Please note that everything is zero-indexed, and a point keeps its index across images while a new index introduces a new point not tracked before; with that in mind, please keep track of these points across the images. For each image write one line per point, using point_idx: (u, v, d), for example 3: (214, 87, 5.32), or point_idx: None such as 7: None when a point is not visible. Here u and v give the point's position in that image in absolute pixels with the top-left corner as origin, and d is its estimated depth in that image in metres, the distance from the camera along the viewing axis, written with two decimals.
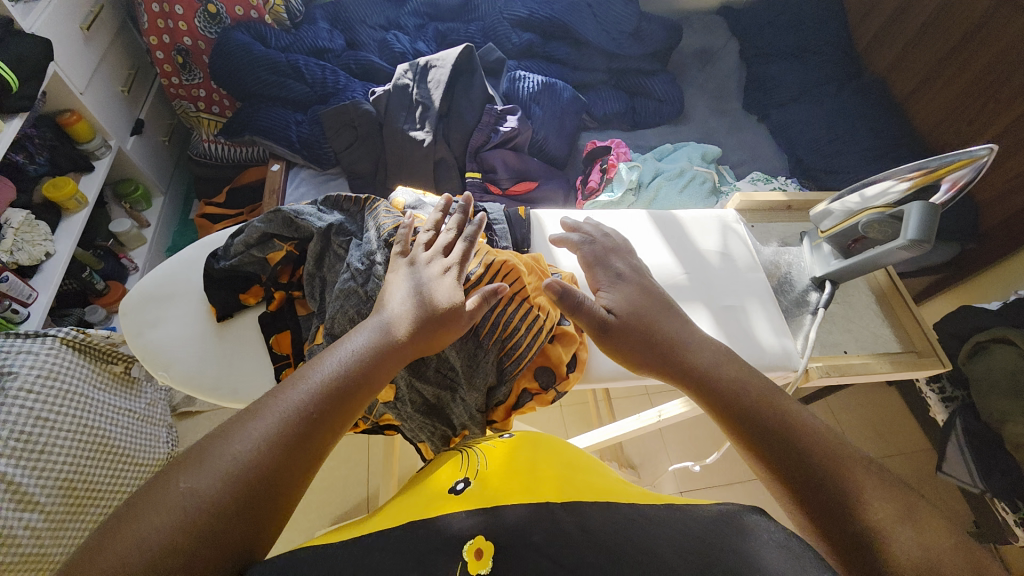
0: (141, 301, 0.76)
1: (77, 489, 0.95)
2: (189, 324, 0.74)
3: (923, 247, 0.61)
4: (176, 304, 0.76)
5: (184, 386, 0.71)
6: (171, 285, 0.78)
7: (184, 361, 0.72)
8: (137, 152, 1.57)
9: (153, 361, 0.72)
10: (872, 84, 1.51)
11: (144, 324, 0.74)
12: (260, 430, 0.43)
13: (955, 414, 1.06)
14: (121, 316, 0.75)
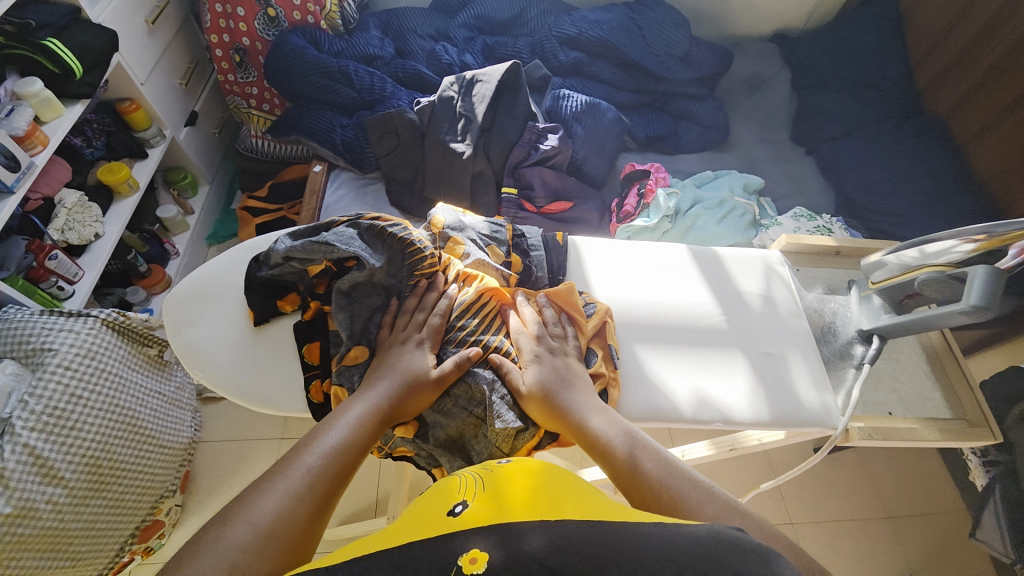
0: (182, 298, 0.77)
1: (102, 466, 0.98)
2: (226, 325, 0.75)
3: (984, 313, 0.59)
4: (217, 304, 0.77)
5: (217, 388, 0.73)
6: (213, 284, 0.79)
7: (218, 363, 0.73)
8: (189, 143, 1.63)
9: (189, 360, 0.74)
10: (931, 125, 1.44)
11: (183, 322, 0.76)
12: (277, 494, 0.50)
13: (995, 480, 0.97)
14: (162, 312, 0.77)
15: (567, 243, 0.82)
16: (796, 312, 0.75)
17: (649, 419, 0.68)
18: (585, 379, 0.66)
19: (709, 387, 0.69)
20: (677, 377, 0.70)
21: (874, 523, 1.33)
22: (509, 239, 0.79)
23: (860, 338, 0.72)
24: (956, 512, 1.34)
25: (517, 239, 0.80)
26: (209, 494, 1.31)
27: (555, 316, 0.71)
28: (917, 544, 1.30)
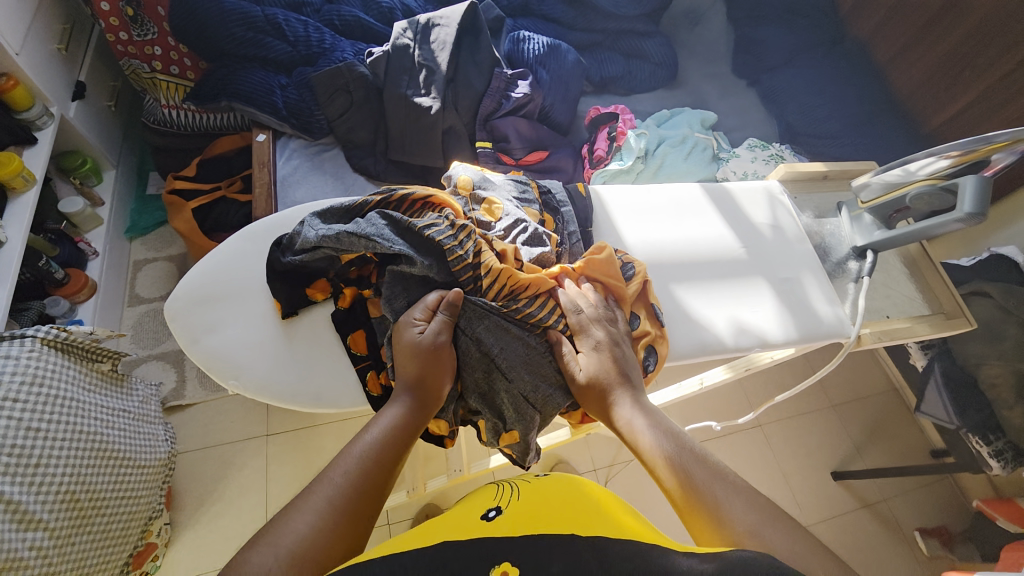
0: (189, 307, 0.73)
1: (81, 500, 0.87)
2: (250, 326, 0.72)
3: (977, 218, 0.65)
4: (232, 304, 0.74)
5: (256, 390, 0.70)
6: (222, 283, 0.75)
7: (251, 364, 0.71)
8: (82, 119, 1.37)
9: (218, 369, 0.71)
10: (854, 51, 1.56)
11: (199, 331, 0.72)
12: (312, 512, 0.50)
13: (932, 361, 1.11)
14: (170, 322, 0.72)
15: (590, 194, 0.83)
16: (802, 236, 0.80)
17: (697, 354, 0.72)
18: (637, 365, 0.67)
19: (744, 315, 0.74)
20: (715, 312, 0.74)
21: (826, 412, 1.53)
22: (537, 198, 0.79)
23: (854, 255, 0.80)
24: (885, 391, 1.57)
25: (545, 197, 0.80)
26: (199, 503, 1.22)
27: (604, 299, 0.71)
28: (859, 423, 1.53)
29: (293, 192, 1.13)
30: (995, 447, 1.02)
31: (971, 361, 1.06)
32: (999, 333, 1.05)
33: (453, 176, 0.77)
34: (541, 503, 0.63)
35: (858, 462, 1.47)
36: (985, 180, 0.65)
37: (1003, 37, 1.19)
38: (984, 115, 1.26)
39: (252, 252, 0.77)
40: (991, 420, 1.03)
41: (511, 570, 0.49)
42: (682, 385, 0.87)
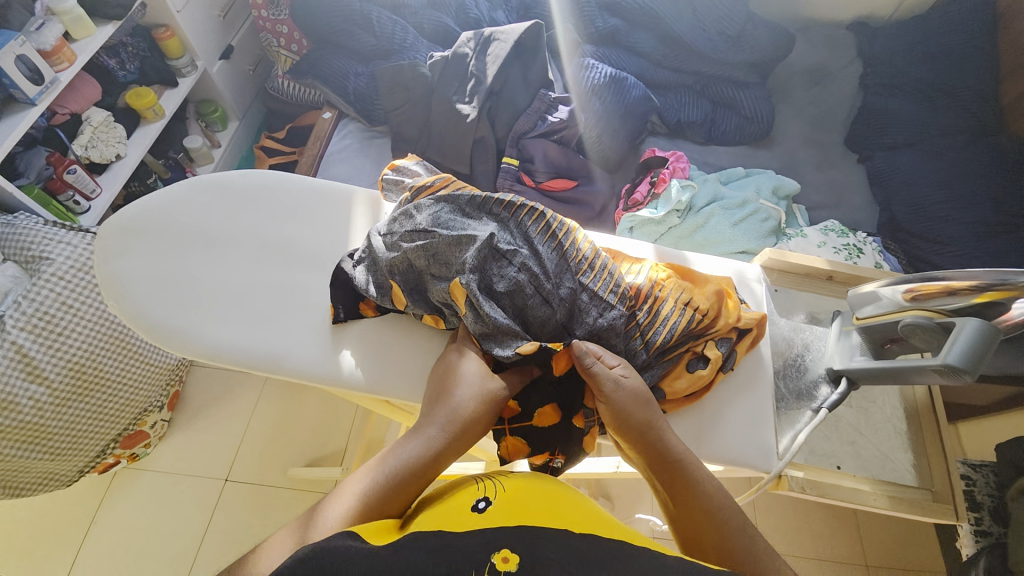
0: (115, 227, 0.63)
1: (85, 374, 1.04)
2: (190, 271, 0.63)
3: (961, 378, 0.49)
4: (171, 242, 0.63)
5: (133, 324, 0.60)
6: (162, 219, 0.64)
7: (144, 301, 0.60)
8: (222, 76, 1.64)
9: (108, 290, 0.61)
10: (1009, 145, 1.26)
11: (113, 248, 0.62)
12: (391, 464, 0.53)
13: (980, 551, 0.84)
14: (95, 247, 0.62)
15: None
16: (743, 342, 0.66)
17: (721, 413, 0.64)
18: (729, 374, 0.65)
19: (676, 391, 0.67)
20: None
21: (849, 567, 1.20)
22: None
23: (826, 380, 0.65)
24: (944, 574, 1.19)
25: None
26: (195, 413, 1.39)
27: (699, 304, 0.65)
28: None
29: (333, 168, 1.24)
30: None
31: None
32: None
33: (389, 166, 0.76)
34: (527, 492, 0.54)
35: None
36: (996, 328, 0.49)
37: None
38: None
39: (213, 201, 0.67)
40: None
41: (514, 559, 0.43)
42: (599, 460, 0.89)
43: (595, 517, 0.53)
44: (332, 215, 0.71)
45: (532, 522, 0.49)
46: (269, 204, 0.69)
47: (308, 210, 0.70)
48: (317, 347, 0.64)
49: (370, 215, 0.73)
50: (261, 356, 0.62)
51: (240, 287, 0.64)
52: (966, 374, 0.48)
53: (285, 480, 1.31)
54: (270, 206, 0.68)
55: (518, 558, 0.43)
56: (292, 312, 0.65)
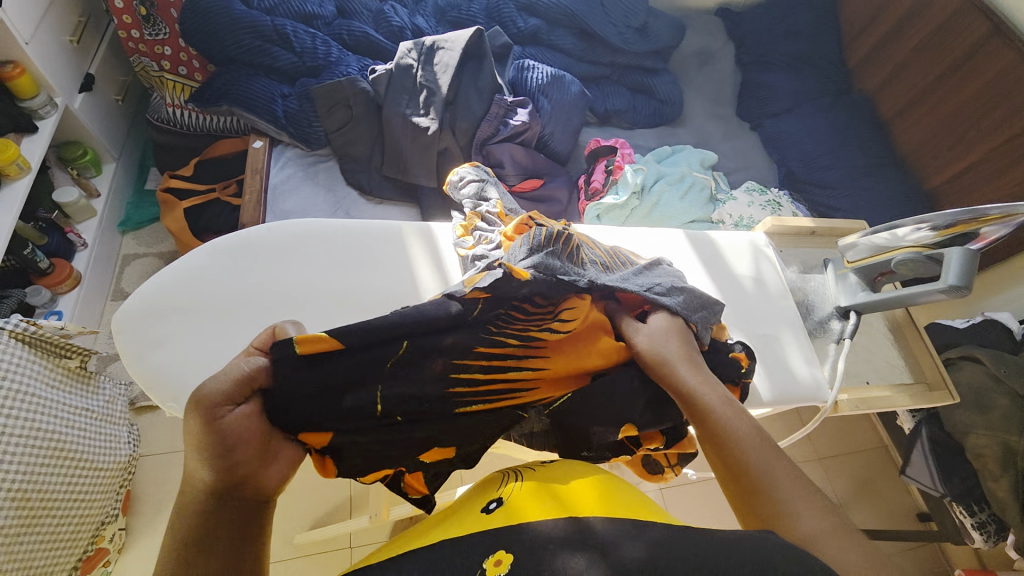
0: (135, 313, 0.63)
1: (30, 500, 0.84)
2: (211, 345, 0.62)
3: (961, 293, 0.63)
4: (193, 319, 0.63)
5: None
6: (182, 295, 0.64)
7: (195, 390, 0.60)
8: (88, 112, 1.36)
9: (157, 388, 0.60)
10: (859, 101, 1.57)
11: (145, 342, 0.61)
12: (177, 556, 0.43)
13: (920, 423, 1.07)
14: (115, 335, 0.62)
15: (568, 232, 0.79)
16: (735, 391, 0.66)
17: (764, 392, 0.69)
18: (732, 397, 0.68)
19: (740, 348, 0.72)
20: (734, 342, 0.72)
21: (811, 462, 1.45)
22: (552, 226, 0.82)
23: (836, 314, 0.78)
24: (875, 447, 1.50)
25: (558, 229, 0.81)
26: (157, 511, 1.18)
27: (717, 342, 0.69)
28: (845, 477, 1.45)
29: (282, 201, 1.12)
30: (977, 517, 1.01)
31: (958, 428, 1.01)
32: (986, 401, 0.99)
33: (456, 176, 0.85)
34: (540, 487, 0.52)
35: None
36: (972, 252, 0.63)
37: (1010, 101, 1.19)
38: (989, 175, 1.25)
39: (229, 264, 0.67)
40: (974, 489, 1.00)
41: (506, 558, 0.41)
42: None
43: (606, 492, 0.51)
44: (363, 251, 0.73)
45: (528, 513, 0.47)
46: (299, 258, 0.69)
47: (338, 251, 0.71)
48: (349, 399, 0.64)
49: (401, 242, 0.75)
50: None
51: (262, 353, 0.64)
52: (965, 289, 0.62)
53: (293, 550, 1.18)
54: (294, 265, 0.69)
55: (511, 557, 0.41)
56: None
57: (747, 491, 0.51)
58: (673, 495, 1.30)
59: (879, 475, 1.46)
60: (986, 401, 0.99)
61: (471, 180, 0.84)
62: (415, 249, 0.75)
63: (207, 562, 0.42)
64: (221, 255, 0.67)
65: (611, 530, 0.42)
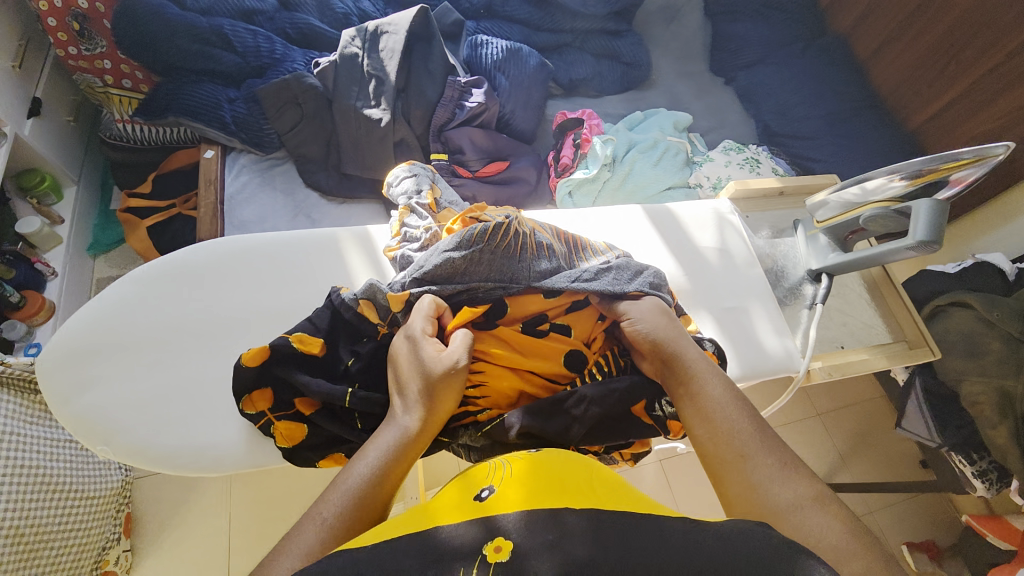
0: (55, 356, 0.63)
1: (22, 537, 0.84)
2: (133, 382, 0.63)
3: (931, 247, 0.61)
4: (114, 357, 0.64)
5: (134, 457, 0.61)
6: (102, 334, 0.65)
7: (120, 427, 0.61)
8: (39, 138, 1.31)
9: (88, 433, 0.61)
10: (834, 43, 1.49)
11: (71, 388, 0.62)
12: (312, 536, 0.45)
13: (914, 374, 1.05)
14: (39, 381, 0.63)
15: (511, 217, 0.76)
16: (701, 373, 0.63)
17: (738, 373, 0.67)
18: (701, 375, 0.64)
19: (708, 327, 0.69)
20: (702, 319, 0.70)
21: (808, 421, 1.44)
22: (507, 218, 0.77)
23: (809, 278, 0.77)
24: (874, 399, 1.48)
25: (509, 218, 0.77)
26: (160, 531, 1.19)
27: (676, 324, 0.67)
28: (843, 431, 1.44)
29: (240, 211, 1.09)
30: (979, 466, 0.98)
31: (951, 375, 0.99)
32: (978, 347, 0.96)
33: (393, 175, 0.81)
34: (531, 469, 0.49)
35: (842, 474, 1.38)
36: (941, 204, 0.61)
37: (989, 30, 1.13)
38: (973, 110, 1.20)
39: (148, 297, 0.68)
40: (971, 437, 0.99)
41: (505, 546, 0.39)
42: None
43: (598, 484, 0.48)
44: (284, 266, 0.72)
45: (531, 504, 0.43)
46: (219, 282, 0.70)
47: (256, 269, 0.71)
48: None
49: (322, 252, 0.74)
50: (227, 448, 0.63)
51: (182, 384, 0.64)
52: (934, 244, 0.60)
53: None
54: (213, 292, 0.69)
55: (512, 542, 0.39)
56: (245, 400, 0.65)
57: (725, 461, 0.52)
58: (672, 466, 1.29)
59: (879, 426, 1.45)
60: (977, 346, 0.96)
61: (405, 176, 0.80)
62: (336, 257, 0.74)
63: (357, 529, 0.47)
64: (140, 289, 0.68)
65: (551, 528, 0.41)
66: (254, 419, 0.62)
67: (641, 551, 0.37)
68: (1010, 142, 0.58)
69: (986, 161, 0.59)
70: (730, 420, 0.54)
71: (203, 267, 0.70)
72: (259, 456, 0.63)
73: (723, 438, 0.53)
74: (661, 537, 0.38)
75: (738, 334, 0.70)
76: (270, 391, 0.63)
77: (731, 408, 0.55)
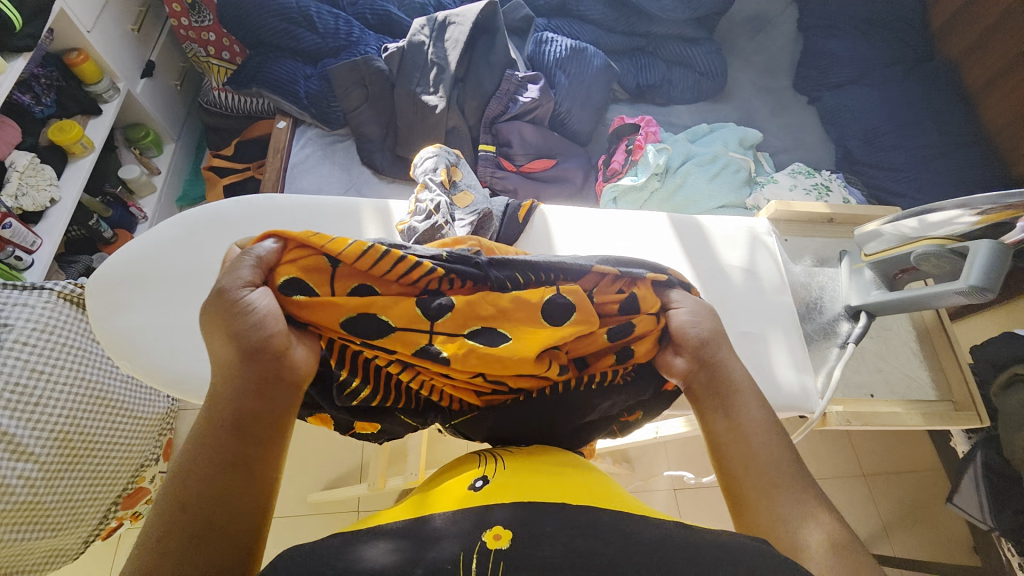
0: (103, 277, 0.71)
1: (73, 441, 0.95)
2: (160, 310, 0.70)
3: (983, 295, 0.56)
4: (149, 286, 0.71)
5: (149, 378, 0.68)
6: (144, 264, 0.72)
7: (142, 348, 0.68)
8: (148, 96, 1.49)
9: (116, 349, 0.68)
10: (943, 69, 1.34)
11: (108, 308, 0.70)
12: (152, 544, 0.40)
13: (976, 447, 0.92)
14: (87, 297, 0.71)
15: (533, 212, 0.78)
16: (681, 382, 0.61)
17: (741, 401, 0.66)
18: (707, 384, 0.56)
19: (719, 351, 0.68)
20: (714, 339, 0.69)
21: (849, 479, 1.30)
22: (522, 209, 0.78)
23: (846, 316, 0.72)
24: (936, 470, 1.31)
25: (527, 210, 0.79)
26: None
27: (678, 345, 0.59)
28: (890, 499, 1.29)
29: (300, 180, 1.17)
30: None
31: (1020, 455, 0.86)
32: None
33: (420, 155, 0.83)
34: (530, 465, 0.50)
35: (882, 545, 1.24)
36: (1004, 247, 0.56)
37: None
38: None
39: (187, 238, 0.75)
40: None
41: (505, 534, 0.38)
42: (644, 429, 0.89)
43: (598, 488, 0.48)
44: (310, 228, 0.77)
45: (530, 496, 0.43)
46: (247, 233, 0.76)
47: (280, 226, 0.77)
48: None
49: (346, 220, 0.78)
50: None
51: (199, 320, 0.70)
52: (985, 291, 0.55)
53: (306, 507, 1.26)
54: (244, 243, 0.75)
55: (511, 531, 0.39)
56: None
57: (757, 489, 0.47)
58: (685, 497, 1.22)
59: (937, 502, 1.28)
60: None
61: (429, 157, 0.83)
62: (354, 224, 0.77)
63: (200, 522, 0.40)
64: (181, 230, 0.75)
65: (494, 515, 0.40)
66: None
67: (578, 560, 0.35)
68: None
69: None
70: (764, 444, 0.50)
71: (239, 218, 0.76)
72: None
73: (756, 461, 0.49)
74: (603, 549, 0.37)
75: (750, 362, 0.67)
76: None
77: (764, 431, 0.50)
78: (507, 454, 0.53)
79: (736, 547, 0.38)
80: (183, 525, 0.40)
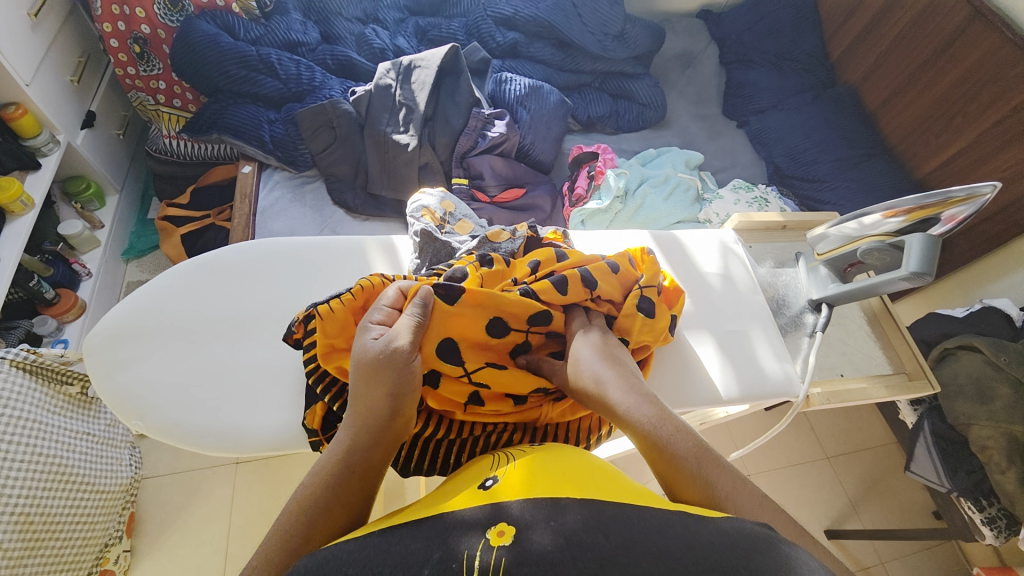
0: (103, 338, 0.69)
1: (34, 523, 0.87)
2: (169, 364, 0.68)
3: (923, 278, 0.67)
4: (154, 340, 0.69)
5: (163, 435, 0.66)
6: (147, 319, 0.70)
7: (156, 406, 0.66)
8: (89, 147, 1.42)
9: (126, 409, 0.66)
10: (845, 94, 1.56)
11: (113, 366, 0.68)
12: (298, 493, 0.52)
13: (922, 417, 1.05)
14: (85, 358, 0.68)
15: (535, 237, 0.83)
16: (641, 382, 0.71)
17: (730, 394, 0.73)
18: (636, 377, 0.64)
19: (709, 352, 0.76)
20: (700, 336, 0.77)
21: (818, 463, 1.41)
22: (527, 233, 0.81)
23: (809, 307, 0.83)
24: (886, 444, 1.45)
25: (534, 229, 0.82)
26: (161, 533, 1.20)
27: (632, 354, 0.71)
28: (854, 477, 1.40)
29: (270, 223, 1.15)
30: (986, 512, 0.98)
31: (960, 420, 0.98)
32: (987, 392, 0.96)
33: (412, 203, 0.84)
34: (541, 463, 0.51)
35: (853, 521, 1.34)
36: (934, 239, 0.67)
37: (994, 85, 1.18)
38: (979, 160, 1.24)
39: (189, 287, 0.73)
40: (980, 484, 0.98)
41: (509, 531, 0.40)
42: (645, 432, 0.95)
43: (608, 478, 0.50)
44: (318, 265, 0.78)
45: (541, 492, 0.45)
46: (251, 277, 0.76)
47: (287, 267, 0.77)
48: (293, 410, 0.68)
49: (351, 255, 0.80)
50: (249, 432, 0.67)
51: (213, 370, 0.69)
52: (926, 274, 0.66)
53: None
54: (250, 286, 0.75)
55: (513, 528, 0.40)
56: (267, 388, 0.69)
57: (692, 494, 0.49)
58: None
59: (892, 474, 1.41)
60: (986, 391, 0.96)
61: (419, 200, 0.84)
62: (362, 258, 0.80)
63: (326, 484, 0.52)
64: (181, 280, 0.73)
65: (548, 511, 0.42)
66: (309, 435, 0.66)
67: (639, 532, 0.39)
68: (995, 183, 0.64)
69: (976, 199, 0.64)
70: (687, 447, 0.51)
71: (243, 263, 0.76)
72: (279, 440, 0.67)
73: (684, 468, 0.50)
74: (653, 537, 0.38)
75: (731, 358, 0.76)
76: (321, 412, 0.66)
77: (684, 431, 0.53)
78: (517, 454, 0.56)
79: (744, 532, 0.40)
80: (309, 492, 0.51)
